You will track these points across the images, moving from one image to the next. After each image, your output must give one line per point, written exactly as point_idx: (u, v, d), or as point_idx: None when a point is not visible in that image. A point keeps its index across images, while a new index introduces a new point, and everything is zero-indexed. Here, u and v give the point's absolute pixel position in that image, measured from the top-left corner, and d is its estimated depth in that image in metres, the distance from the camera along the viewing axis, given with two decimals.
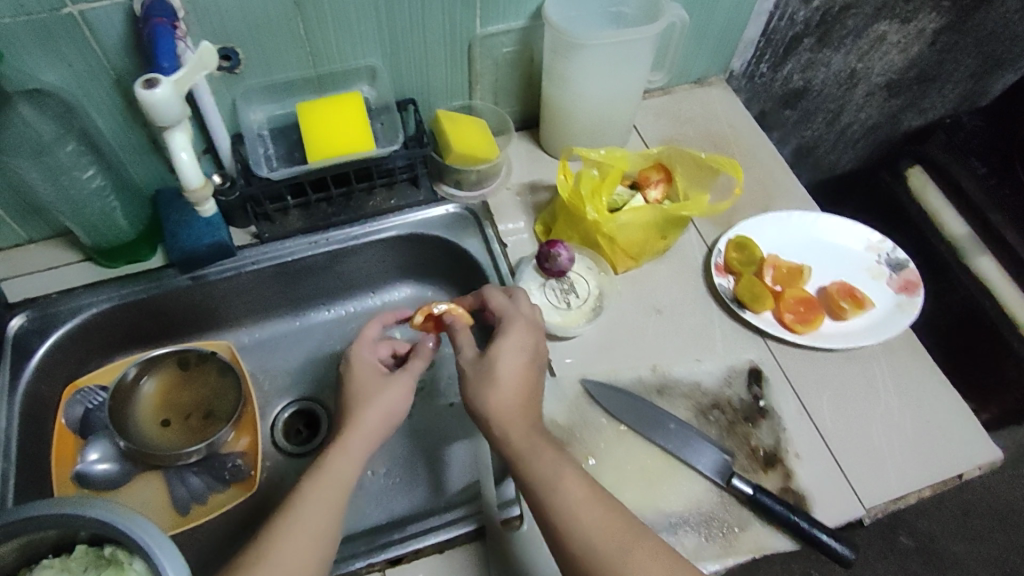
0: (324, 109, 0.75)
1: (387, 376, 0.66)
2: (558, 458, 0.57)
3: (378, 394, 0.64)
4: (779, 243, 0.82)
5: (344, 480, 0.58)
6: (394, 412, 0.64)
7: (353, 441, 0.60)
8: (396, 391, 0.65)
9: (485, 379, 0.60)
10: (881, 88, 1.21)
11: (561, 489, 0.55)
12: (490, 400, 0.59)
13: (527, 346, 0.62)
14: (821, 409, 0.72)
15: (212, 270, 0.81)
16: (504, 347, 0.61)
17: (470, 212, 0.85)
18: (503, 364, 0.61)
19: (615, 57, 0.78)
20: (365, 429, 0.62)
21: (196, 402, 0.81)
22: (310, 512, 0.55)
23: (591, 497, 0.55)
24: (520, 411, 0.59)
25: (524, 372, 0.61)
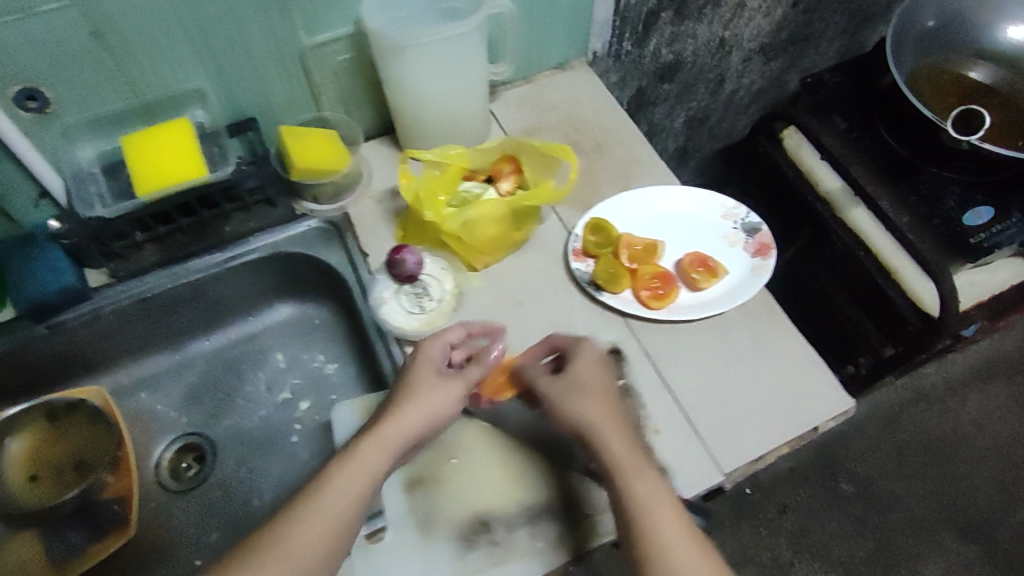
0: (150, 140, 0.74)
1: (445, 379, 0.66)
2: (648, 475, 0.60)
3: (427, 393, 0.64)
4: (634, 222, 0.83)
5: (371, 471, 0.60)
6: (441, 417, 0.64)
7: (389, 433, 0.62)
8: (445, 397, 0.65)
9: (575, 390, 0.64)
10: (756, 53, 1.21)
11: (646, 519, 0.57)
12: (584, 408, 0.63)
13: (598, 357, 0.67)
14: (682, 382, 0.73)
15: (68, 316, 0.79)
16: (580, 357, 0.67)
17: (332, 225, 0.84)
18: (581, 366, 0.66)
19: (446, 53, 0.78)
20: (408, 423, 0.63)
21: (69, 451, 0.79)
22: (330, 505, 0.58)
23: (675, 522, 0.58)
24: (614, 422, 0.63)
25: (602, 379, 0.66)
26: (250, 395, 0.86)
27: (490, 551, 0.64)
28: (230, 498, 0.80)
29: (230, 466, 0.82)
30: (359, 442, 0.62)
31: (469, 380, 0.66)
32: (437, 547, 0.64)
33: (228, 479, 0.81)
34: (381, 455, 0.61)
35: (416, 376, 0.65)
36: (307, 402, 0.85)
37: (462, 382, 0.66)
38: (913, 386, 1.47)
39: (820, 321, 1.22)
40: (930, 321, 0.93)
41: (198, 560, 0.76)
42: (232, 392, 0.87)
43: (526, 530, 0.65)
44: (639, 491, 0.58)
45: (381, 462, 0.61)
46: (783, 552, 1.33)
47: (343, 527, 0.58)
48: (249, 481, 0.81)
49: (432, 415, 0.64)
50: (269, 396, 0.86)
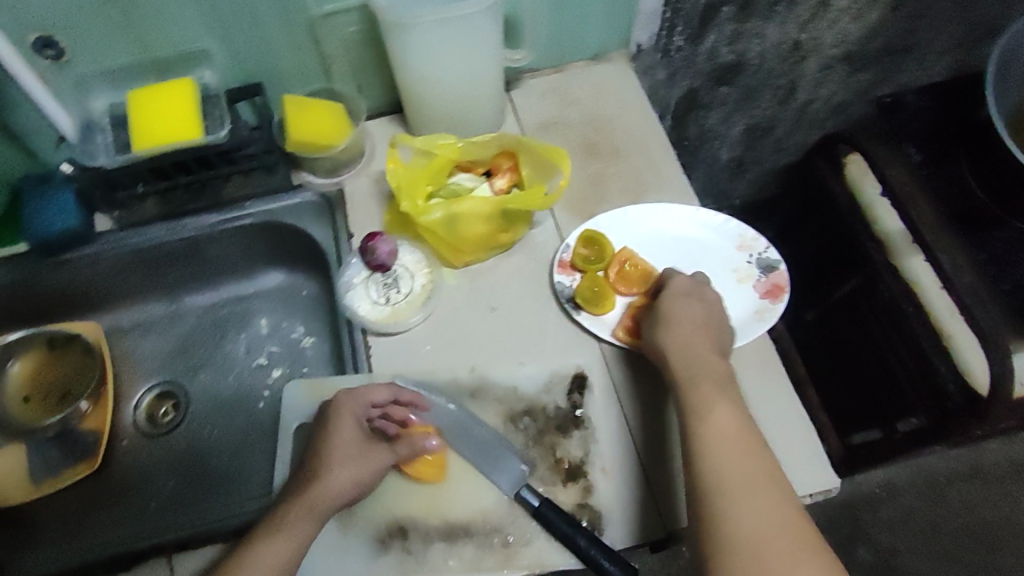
0: (154, 98, 0.76)
1: (367, 445, 0.64)
2: (740, 445, 0.55)
3: (349, 460, 0.62)
4: (636, 239, 0.76)
5: (297, 535, 0.58)
6: (367, 481, 0.63)
7: (315, 500, 0.60)
8: (365, 464, 0.63)
9: (663, 322, 0.65)
10: (840, 61, 1.08)
11: (709, 458, 0.54)
12: (669, 340, 0.64)
13: (690, 287, 0.68)
14: (644, 423, 0.67)
15: (71, 254, 0.82)
16: (669, 295, 0.68)
17: (326, 201, 0.82)
18: (674, 304, 0.66)
19: (452, 36, 0.73)
20: (333, 489, 0.61)
21: (60, 380, 0.84)
22: (255, 572, 0.56)
23: (754, 465, 0.54)
24: (704, 358, 0.62)
25: (703, 318, 0.65)
26: (230, 354, 0.87)
27: (401, 561, 0.62)
28: (193, 451, 0.82)
29: (198, 421, 0.84)
30: (283, 513, 0.59)
31: (399, 452, 0.64)
32: (348, 546, 0.63)
33: (195, 432, 0.84)
34: (308, 523, 0.59)
35: (343, 441, 0.63)
36: (280, 371, 0.85)
37: (386, 450, 0.64)
38: (970, 458, 1.30)
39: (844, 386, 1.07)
40: (975, 399, 0.80)
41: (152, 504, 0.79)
42: (216, 348, 0.89)
43: (440, 545, 0.62)
44: (716, 417, 0.57)
45: (309, 530, 0.59)
46: None
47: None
48: (214, 438, 0.83)
49: (355, 482, 0.62)
50: (245, 359, 0.87)
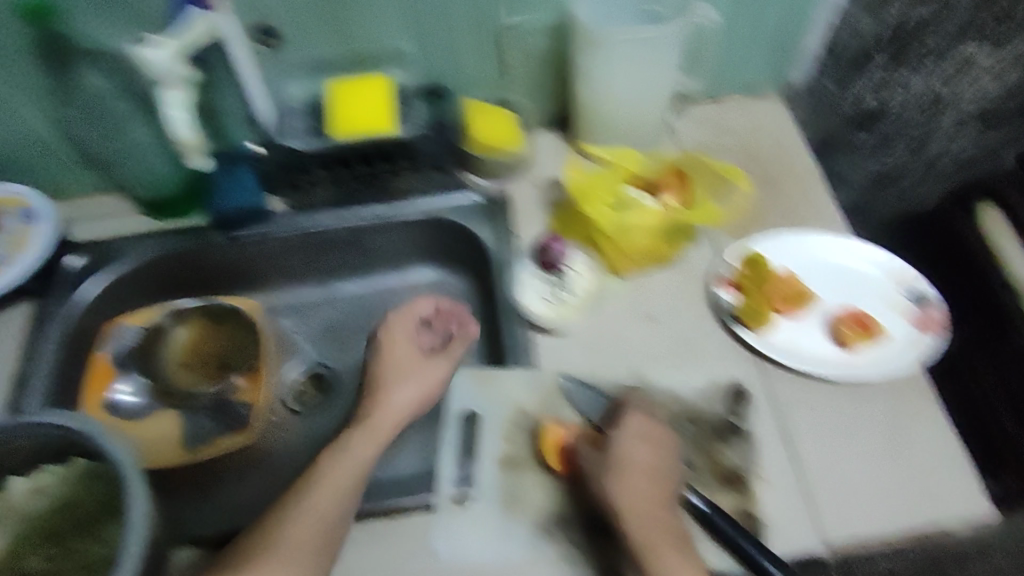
0: (352, 89, 0.81)
1: (426, 359, 0.78)
2: (652, 502, 0.60)
3: (413, 377, 0.77)
4: (791, 262, 0.78)
5: (381, 436, 0.72)
6: (377, 422, 0.73)
7: (377, 422, 0.73)
8: (426, 377, 0.77)
9: (613, 468, 0.62)
10: (974, 117, 1.10)
11: (641, 528, 0.59)
12: (622, 490, 0.60)
13: (647, 430, 0.65)
14: (807, 439, 0.68)
15: (244, 232, 0.87)
16: (627, 435, 0.64)
17: (491, 202, 0.86)
18: (626, 450, 0.63)
19: (637, 54, 0.78)
20: (394, 409, 0.74)
21: (217, 352, 0.87)
22: (319, 493, 0.63)
23: (660, 534, 0.58)
24: (654, 487, 0.61)
25: (653, 459, 0.63)
26: (376, 340, 0.92)
27: (567, 551, 0.63)
28: (337, 427, 0.85)
29: (343, 400, 0.89)
30: (347, 434, 0.71)
31: (449, 356, 0.79)
32: (514, 529, 0.64)
33: (341, 409, 0.88)
34: (377, 440, 0.71)
35: (392, 360, 0.78)
36: None
37: (438, 364, 0.78)
38: None
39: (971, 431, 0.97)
40: None
41: (301, 476, 0.82)
42: (361, 333, 0.93)
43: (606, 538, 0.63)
44: (665, 565, 0.56)
45: (373, 446, 0.70)
46: None
47: (347, 510, 0.63)
48: (358, 418, 0.86)
49: (418, 396, 0.75)
50: None
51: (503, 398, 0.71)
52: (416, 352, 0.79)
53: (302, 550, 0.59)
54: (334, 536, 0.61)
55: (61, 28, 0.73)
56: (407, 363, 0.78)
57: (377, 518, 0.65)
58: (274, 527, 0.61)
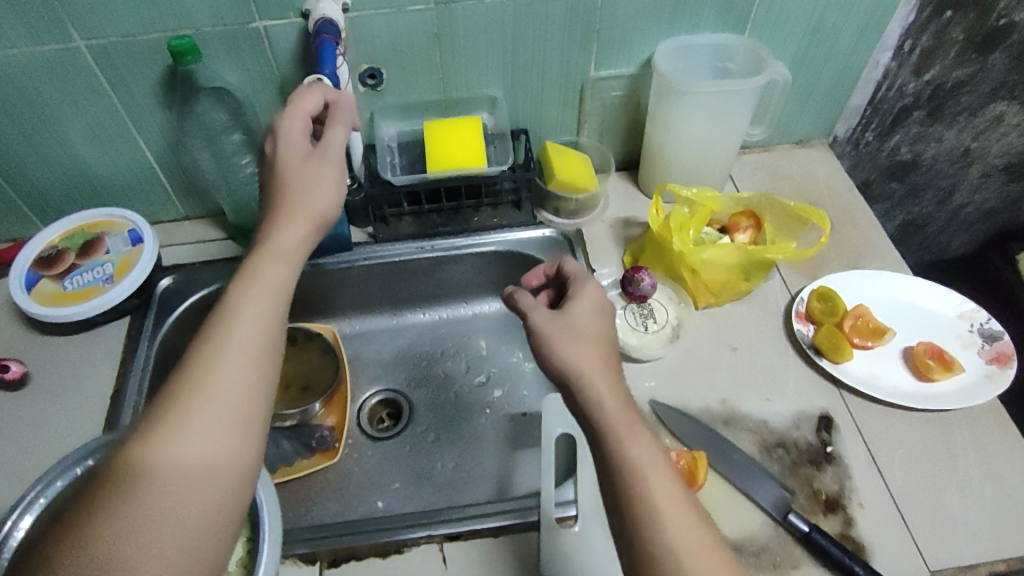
0: (446, 128, 0.85)
1: (317, 150, 0.60)
2: (604, 373, 0.53)
3: (304, 187, 0.58)
4: (864, 298, 0.82)
5: (279, 304, 0.54)
6: (281, 275, 0.56)
7: (233, 329, 0.51)
8: (325, 175, 0.59)
9: (569, 331, 0.56)
10: (999, 170, 1.17)
11: (603, 402, 0.51)
12: (576, 351, 0.54)
13: (606, 305, 0.59)
14: (896, 467, 0.70)
15: (330, 261, 0.91)
16: (574, 307, 0.58)
17: (565, 238, 0.90)
18: (576, 309, 0.58)
19: (717, 107, 0.84)
20: (236, 318, 0.52)
21: (297, 375, 0.90)
22: (202, 412, 0.48)
23: (625, 414, 0.51)
24: (600, 349, 0.55)
25: (603, 326, 0.57)
26: (450, 369, 0.94)
27: None
28: (416, 455, 0.87)
29: (421, 428, 0.89)
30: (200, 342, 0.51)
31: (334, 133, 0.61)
32: None
33: (418, 438, 0.88)
34: (275, 335, 0.53)
35: (293, 206, 0.58)
36: (501, 391, 0.91)
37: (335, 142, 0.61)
38: None
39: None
40: None
41: (380, 501, 0.83)
42: (434, 362, 0.95)
43: None
44: (633, 453, 0.49)
45: (289, 273, 0.56)
46: None
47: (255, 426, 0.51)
48: (436, 446, 0.87)
49: (318, 212, 0.59)
50: (465, 375, 0.93)
51: None
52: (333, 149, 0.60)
53: (208, 501, 0.46)
54: (228, 519, 0.47)
55: (192, 68, 0.78)
56: (335, 148, 0.61)
57: (479, 536, 0.68)
58: (153, 451, 0.46)
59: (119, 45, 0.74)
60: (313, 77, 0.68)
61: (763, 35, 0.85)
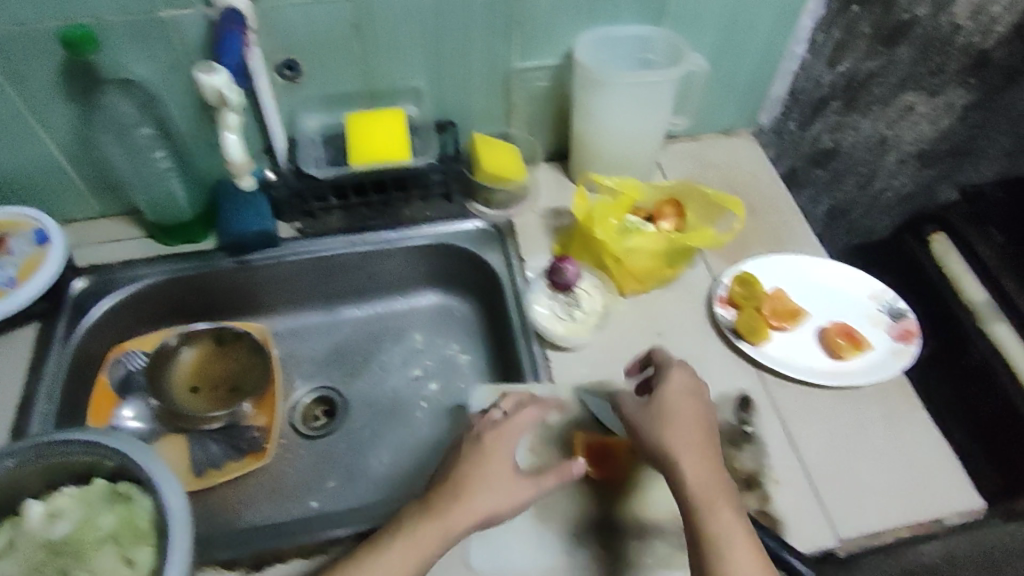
0: (370, 121, 0.84)
1: (517, 478, 0.65)
2: (705, 454, 0.62)
3: (496, 487, 0.64)
4: (781, 281, 0.85)
5: (424, 560, 0.61)
6: (428, 534, 0.61)
7: (453, 520, 0.62)
8: (508, 497, 0.63)
9: (657, 417, 0.64)
10: (914, 156, 1.23)
11: (694, 478, 0.61)
12: (669, 433, 0.63)
13: (693, 388, 0.67)
14: (810, 443, 0.73)
15: (257, 257, 0.89)
16: (671, 391, 0.66)
17: (496, 229, 0.91)
18: (669, 399, 0.65)
19: (639, 97, 0.85)
20: (465, 515, 0.62)
21: (227, 377, 0.88)
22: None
23: (719, 494, 0.60)
24: (700, 437, 0.63)
25: (700, 414, 0.65)
26: (386, 365, 0.92)
27: (599, 554, 0.65)
28: (349, 452, 0.85)
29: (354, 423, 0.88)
30: (411, 523, 0.63)
31: (542, 485, 0.64)
32: (547, 537, 0.67)
33: (350, 434, 0.87)
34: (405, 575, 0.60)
35: (489, 467, 0.65)
36: (437, 384, 0.90)
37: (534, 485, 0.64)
38: None
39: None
40: None
41: (314, 501, 0.81)
42: (370, 358, 0.93)
43: (637, 543, 0.66)
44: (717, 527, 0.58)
45: (437, 548, 0.61)
46: None
47: None
48: (369, 441, 0.86)
49: (490, 509, 0.63)
50: (401, 369, 0.92)
51: None
52: (509, 470, 0.65)
53: None
54: None
55: (92, 58, 0.74)
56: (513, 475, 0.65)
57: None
58: None
59: (13, 32, 0.70)
60: (202, 71, 0.68)
61: (681, 28, 0.87)
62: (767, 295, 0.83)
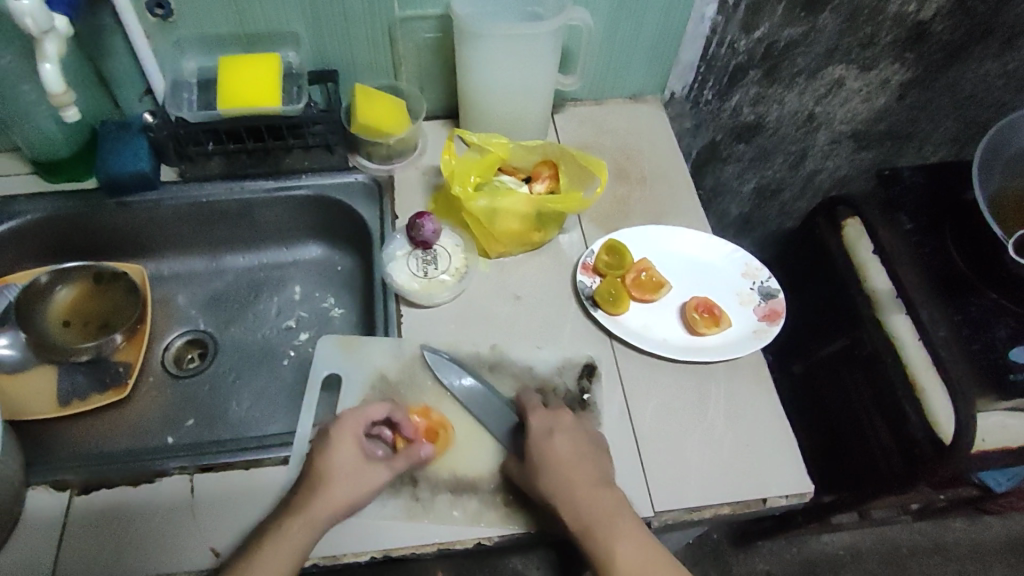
0: (241, 65, 0.84)
1: (364, 462, 0.66)
2: (587, 485, 0.64)
3: (347, 477, 0.64)
4: (651, 253, 0.84)
5: (300, 555, 0.60)
6: (299, 524, 0.61)
7: (318, 511, 0.62)
8: (362, 484, 0.64)
9: (535, 468, 0.65)
10: (847, 137, 1.17)
11: (587, 508, 0.63)
12: (551, 476, 0.64)
13: (547, 427, 0.68)
14: (645, 414, 0.73)
15: (135, 198, 0.89)
16: (531, 439, 0.67)
17: (376, 183, 0.90)
18: (533, 449, 0.66)
19: (517, 52, 0.82)
20: (333, 501, 0.62)
21: (99, 313, 0.91)
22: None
23: (611, 513, 0.63)
24: (580, 473, 0.64)
25: (575, 449, 0.66)
26: (263, 313, 0.94)
27: (409, 504, 0.67)
28: (213, 395, 0.87)
29: (223, 367, 0.89)
30: (286, 522, 0.61)
31: (395, 467, 0.67)
32: None
33: (218, 377, 0.88)
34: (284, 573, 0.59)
35: (338, 459, 0.65)
36: (307, 334, 0.91)
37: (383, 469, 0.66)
38: (934, 535, 1.38)
39: (840, 460, 1.13)
40: (940, 446, 0.87)
41: (170, 437, 0.83)
42: (248, 305, 0.95)
43: (448, 495, 0.68)
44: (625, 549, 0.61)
45: (306, 541, 0.60)
46: None
47: None
48: (234, 386, 0.88)
49: (347, 499, 0.63)
50: (277, 317, 0.93)
51: (367, 364, 0.76)
52: (361, 461, 0.65)
53: None
54: None
55: None
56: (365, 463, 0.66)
57: (230, 468, 0.71)
58: None
59: None
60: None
61: None
62: (632, 262, 0.82)
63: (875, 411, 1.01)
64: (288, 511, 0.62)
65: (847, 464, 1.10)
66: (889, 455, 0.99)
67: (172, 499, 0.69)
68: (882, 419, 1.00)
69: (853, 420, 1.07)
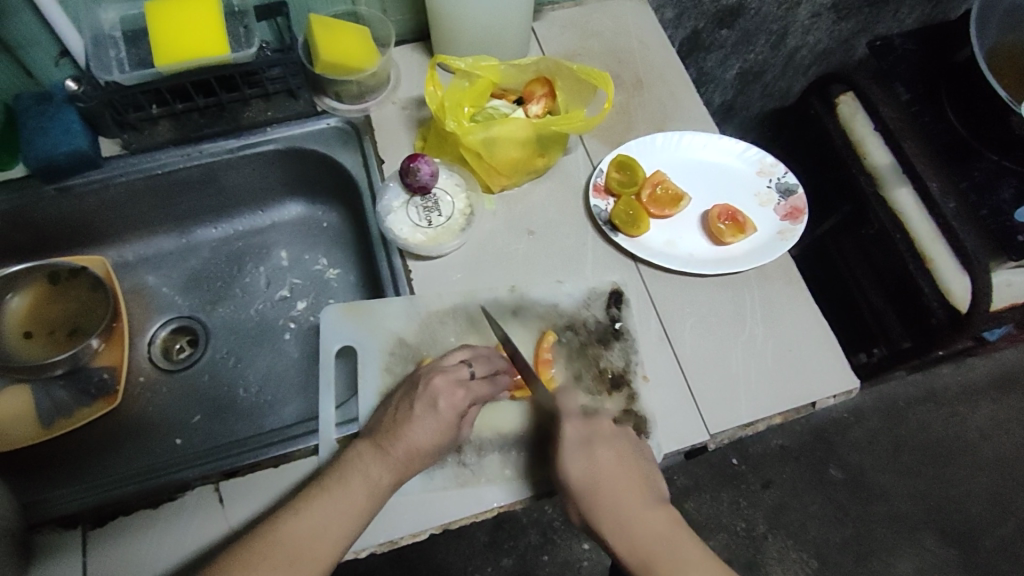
0: (173, 8, 0.73)
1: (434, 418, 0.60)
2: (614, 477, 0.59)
3: (418, 420, 0.60)
4: (662, 165, 0.79)
5: (357, 511, 0.57)
6: (380, 476, 0.58)
7: (390, 458, 0.58)
8: (436, 432, 0.60)
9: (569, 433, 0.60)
10: (829, 9, 1.10)
11: (636, 531, 0.57)
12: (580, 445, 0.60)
13: (583, 427, 0.61)
14: (684, 337, 0.70)
15: (77, 181, 0.77)
16: (568, 449, 0.59)
17: (351, 126, 0.81)
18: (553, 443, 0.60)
19: None
20: (400, 448, 0.59)
21: (63, 317, 0.81)
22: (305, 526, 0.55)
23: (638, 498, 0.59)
24: (622, 473, 0.59)
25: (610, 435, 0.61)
26: (249, 286, 0.86)
27: (457, 472, 0.64)
28: (215, 384, 0.80)
29: (221, 353, 0.82)
30: (347, 471, 0.58)
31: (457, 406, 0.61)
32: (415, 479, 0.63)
33: (217, 365, 0.82)
34: (354, 522, 0.56)
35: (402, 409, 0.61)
36: (305, 303, 0.85)
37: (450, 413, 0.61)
38: (925, 384, 1.46)
39: (846, 331, 1.16)
40: (956, 316, 0.89)
41: (179, 438, 0.76)
42: (232, 281, 0.87)
43: (497, 455, 0.65)
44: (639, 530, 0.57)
45: (366, 498, 0.57)
46: (758, 524, 1.33)
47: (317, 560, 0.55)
48: (237, 370, 0.81)
49: (418, 447, 0.59)
50: (267, 289, 0.86)
51: (382, 329, 0.70)
52: (448, 421, 0.60)
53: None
54: None
55: None
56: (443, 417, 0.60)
57: (260, 469, 0.65)
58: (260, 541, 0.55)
59: None
60: None
61: None
62: (641, 175, 0.77)
63: (891, 283, 1.02)
64: (347, 463, 0.59)
65: (856, 332, 1.14)
66: (888, 313, 1.04)
67: (202, 513, 0.63)
68: (900, 290, 1.00)
69: (863, 293, 1.08)
